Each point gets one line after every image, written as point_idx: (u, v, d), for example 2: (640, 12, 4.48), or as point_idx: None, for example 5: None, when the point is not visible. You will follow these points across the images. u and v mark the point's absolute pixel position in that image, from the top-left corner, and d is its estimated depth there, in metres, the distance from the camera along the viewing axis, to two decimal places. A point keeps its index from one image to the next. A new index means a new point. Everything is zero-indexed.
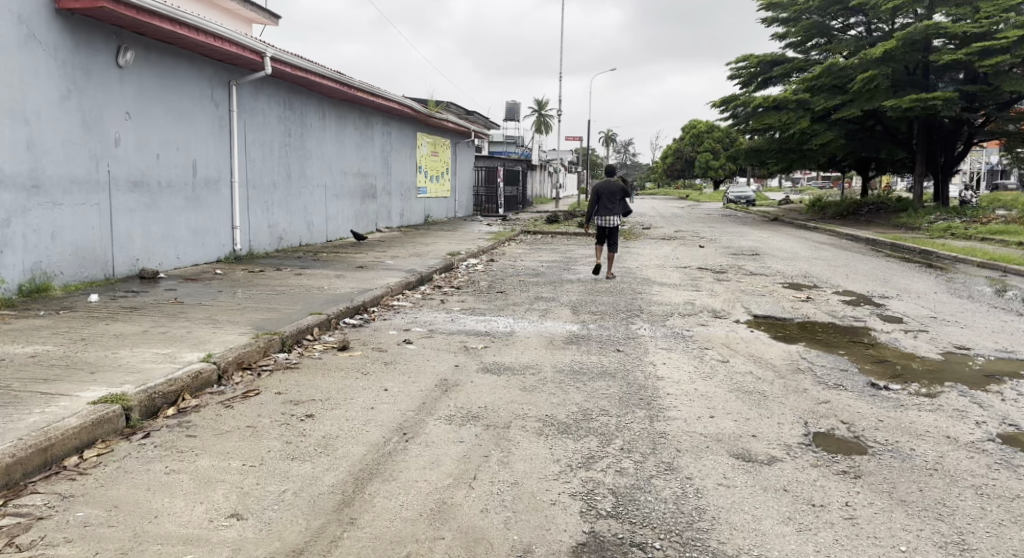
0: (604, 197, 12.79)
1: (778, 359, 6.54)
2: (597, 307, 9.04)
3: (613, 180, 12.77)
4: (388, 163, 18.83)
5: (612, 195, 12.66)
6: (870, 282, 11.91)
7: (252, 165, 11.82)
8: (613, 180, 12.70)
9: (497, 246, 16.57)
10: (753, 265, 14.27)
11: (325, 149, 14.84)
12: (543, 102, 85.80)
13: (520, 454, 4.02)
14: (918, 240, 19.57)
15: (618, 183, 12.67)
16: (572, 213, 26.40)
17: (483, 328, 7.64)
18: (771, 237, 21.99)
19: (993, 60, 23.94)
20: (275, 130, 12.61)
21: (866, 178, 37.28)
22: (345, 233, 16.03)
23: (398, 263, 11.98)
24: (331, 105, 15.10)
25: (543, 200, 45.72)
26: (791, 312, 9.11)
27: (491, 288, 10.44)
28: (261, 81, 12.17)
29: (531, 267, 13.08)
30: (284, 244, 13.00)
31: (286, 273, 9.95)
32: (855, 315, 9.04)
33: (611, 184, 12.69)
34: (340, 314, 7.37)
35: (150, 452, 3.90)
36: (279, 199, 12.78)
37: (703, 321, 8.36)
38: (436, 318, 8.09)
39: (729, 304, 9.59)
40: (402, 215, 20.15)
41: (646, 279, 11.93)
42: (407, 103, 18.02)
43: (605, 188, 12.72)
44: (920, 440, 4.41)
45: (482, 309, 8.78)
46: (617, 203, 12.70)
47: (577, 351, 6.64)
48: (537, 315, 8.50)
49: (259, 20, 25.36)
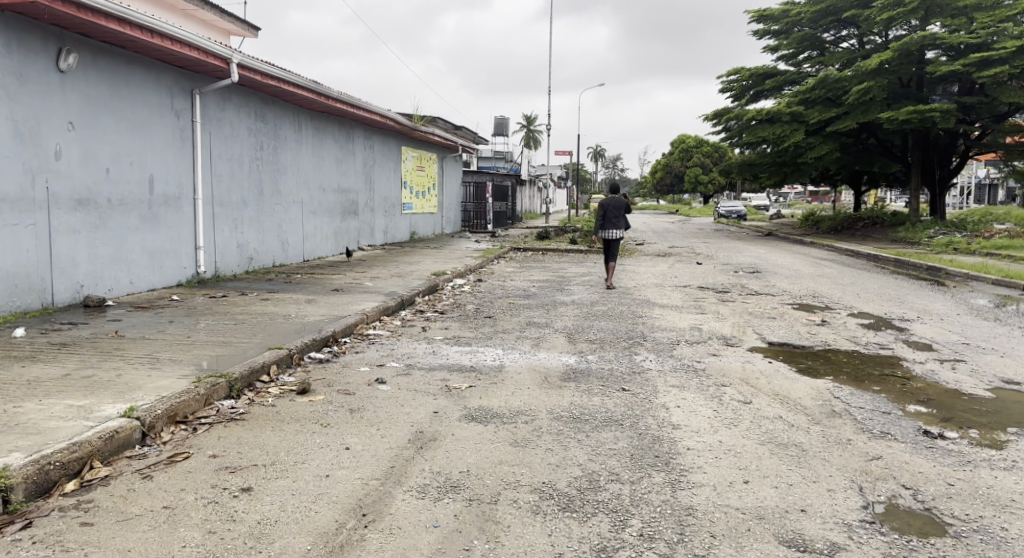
0: (608, 212, 12.61)
1: (807, 399, 5.70)
2: (596, 334, 8.18)
3: (617, 196, 12.60)
4: (371, 178, 17.96)
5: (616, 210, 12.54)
6: (885, 302, 11.12)
7: (218, 180, 10.93)
8: (616, 196, 12.57)
9: (485, 264, 15.71)
10: (757, 284, 13.46)
11: (301, 163, 13.95)
12: (532, 117, 85.35)
13: (509, 545, 3.14)
14: (923, 256, 18.85)
15: (620, 198, 12.55)
16: (563, 229, 25.59)
17: (468, 361, 6.75)
18: (769, 253, 21.24)
19: (992, 71, 23.42)
20: (244, 142, 11.73)
21: (859, 192, 36.77)
22: (324, 252, 15.12)
23: (378, 284, 11.10)
24: (307, 117, 14.24)
25: (532, 215, 44.84)
26: (809, 339, 8.27)
27: (479, 312, 9.57)
28: (228, 90, 11.29)
29: (523, 288, 12.22)
30: (254, 264, 12.08)
31: (253, 298, 9.05)
32: (880, 340, 8.22)
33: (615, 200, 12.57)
34: (304, 348, 6.47)
35: (23, 554, 2.99)
36: (249, 217, 11.88)
37: (714, 351, 7.51)
38: (416, 349, 7.18)
39: (739, 329, 8.74)
40: (386, 231, 19.26)
41: (646, 300, 11.08)
42: (391, 115, 17.18)
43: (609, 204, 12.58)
44: (1009, 515, 3.58)
45: (469, 338, 7.88)
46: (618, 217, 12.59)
47: (576, 391, 5.75)
48: (529, 344, 7.61)
49: (237, 31, 24.56)
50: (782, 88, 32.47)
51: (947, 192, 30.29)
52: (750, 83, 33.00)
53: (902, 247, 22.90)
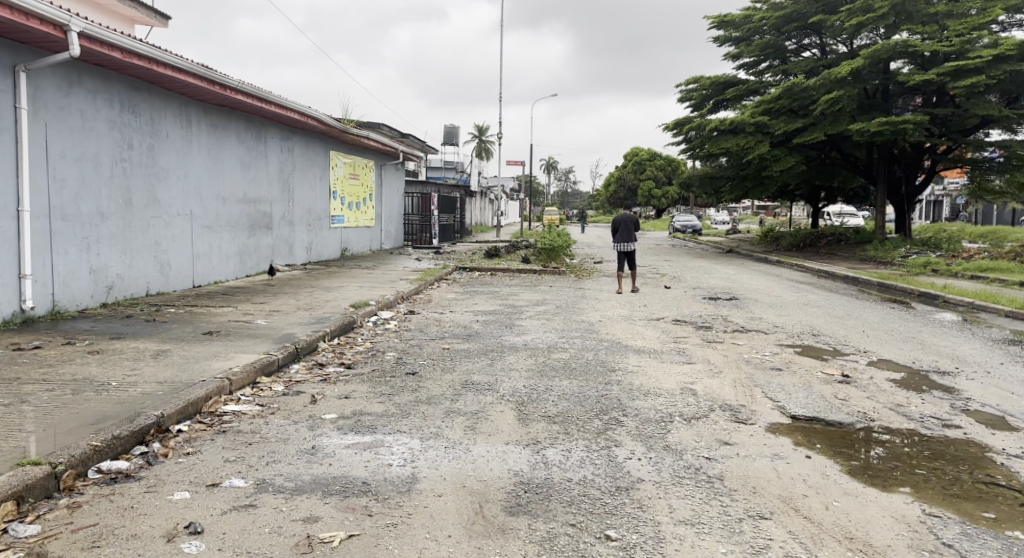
0: (619, 228, 13.97)
1: (899, 550, 3.54)
2: (554, 405, 5.88)
3: (626, 215, 13.96)
4: (289, 187, 15.41)
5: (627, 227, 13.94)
6: (903, 344, 9.12)
7: (58, 186, 8.46)
8: (625, 215, 13.99)
9: (422, 290, 13.34)
10: (741, 316, 11.37)
11: (190, 167, 11.38)
12: (483, 127, 83.14)
13: None
14: (905, 279, 17.21)
15: (627, 216, 14.00)
16: (515, 245, 23.18)
17: (359, 470, 4.32)
18: (739, 274, 19.33)
19: (968, 80, 22.05)
20: (103, 139, 9.26)
21: (818, 209, 35.53)
22: (225, 274, 12.59)
23: (273, 323, 8.66)
24: (200, 109, 11.67)
25: (482, 229, 42.22)
26: (843, 408, 6.11)
27: (398, 366, 7.16)
28: (78, 70, 8.79)
29: (463, 323, 9.88)
30: (116, 294, 9.57)
31: (78, 352, 6.48)
32: (933, 411, 6.08)
33: (625, 218, 13.98)
34: (89, 458, 4.08)
35: None
36: (108, 234, 9.37)
37: (724, 434, 5.30)
38: (286, 444, 4.73)
39: (745, 393, 6.52)
40: (309, 249, 16.65)
41: (616, 342, 8.84)
42: (312, 114, 14.69)
43: (624, 221, 13.89)
44: None
45: (374, 415, 5.43)
46: (636, 233, 14.03)
47: (528, 547, 3.43)
48: (460, 428, 5.19)
49: (144, 20, 21.82)
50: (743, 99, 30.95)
51: (913, 209, 29.03)
52: (710, 93, 31.43)
53: (876, 267, 21.39)
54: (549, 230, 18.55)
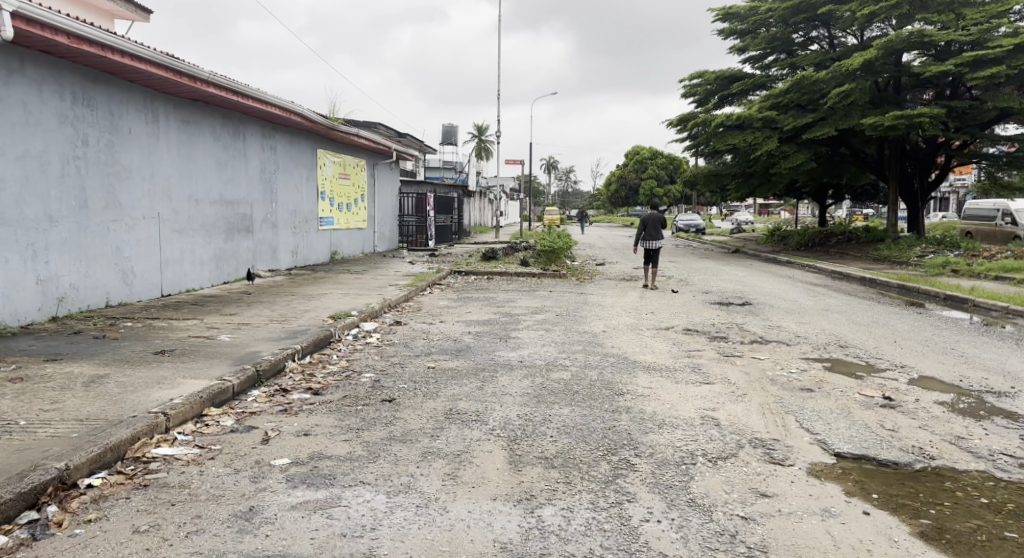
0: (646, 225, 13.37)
1: None
2: (553, 444, 4.92)
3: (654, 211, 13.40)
4: (272, 187, 14.49)
5: (654, 225, 13.34)
6: (945, 358, 8.15)
7: None
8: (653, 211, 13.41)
9: (412, 296, 12.42)
10: (758, 325, 10.41)
11: (157, 166, 10.46)
12: (482, 126, 82.23)
13: None
14: (928, 280, 16.23)
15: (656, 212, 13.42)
16: (513, 246, 22.22)
17: (301, 547, 3.39)
18: (750, 276, 18.38)
19: (987, 72, 21.05)
20: (52, 135, 8.36)
21: (825, 207, 34.55)
22: (200, 282, 11.68)
23: (238, 338, 7.72)
24: (168, 103, 10.76)
25: (481, 230, 41.20)
26: (894, 442, 5.17)
27: (374, 392, 6.20)
28: (20, 58, 7.89)
29: (453, 336, 8.94)
30: (71, 307, 8.67)
31: None
32: (1003, 446, 5.13)
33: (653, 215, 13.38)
34: None
35: None
36: (59, 240, 8.47)
37: (758, 481, 4.36)
38: (214, 505, 3.80)
39: (775, 424, 5.55)
40: (294, 252, 15.72)
41: (623, 357, 7.88)
42: (295, 108, 13.76)
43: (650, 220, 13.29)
44: None
45: (335, 461, 4.47)
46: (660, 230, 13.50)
47: None
48: (438, 478, 4.23)
49: (125, 14, 20.89)
50: (749, 93, 29.99)
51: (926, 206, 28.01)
52: (715, 88, 30.45)
53: (891, 268, 20.41)
54: (548, 232, 17.65)
